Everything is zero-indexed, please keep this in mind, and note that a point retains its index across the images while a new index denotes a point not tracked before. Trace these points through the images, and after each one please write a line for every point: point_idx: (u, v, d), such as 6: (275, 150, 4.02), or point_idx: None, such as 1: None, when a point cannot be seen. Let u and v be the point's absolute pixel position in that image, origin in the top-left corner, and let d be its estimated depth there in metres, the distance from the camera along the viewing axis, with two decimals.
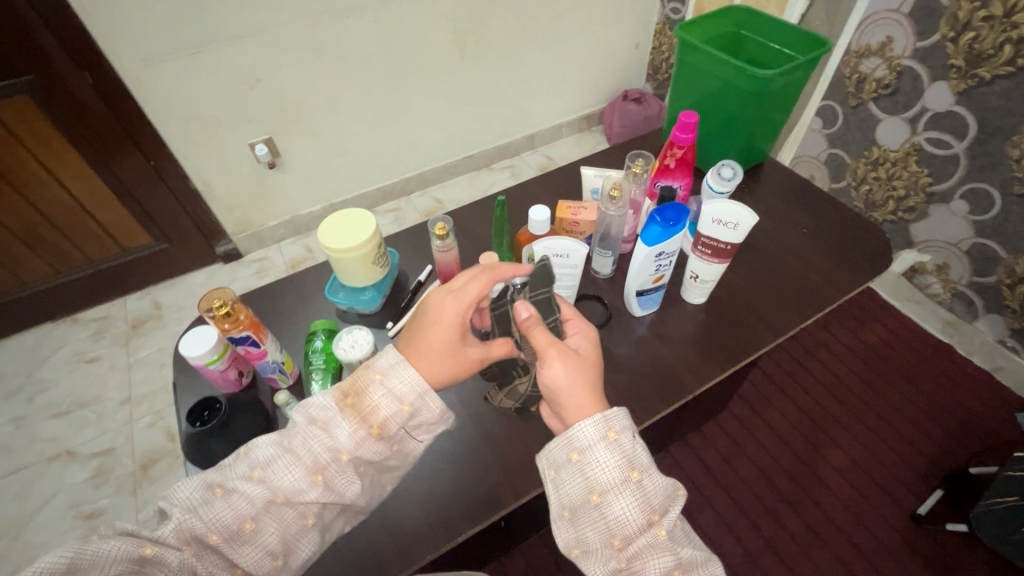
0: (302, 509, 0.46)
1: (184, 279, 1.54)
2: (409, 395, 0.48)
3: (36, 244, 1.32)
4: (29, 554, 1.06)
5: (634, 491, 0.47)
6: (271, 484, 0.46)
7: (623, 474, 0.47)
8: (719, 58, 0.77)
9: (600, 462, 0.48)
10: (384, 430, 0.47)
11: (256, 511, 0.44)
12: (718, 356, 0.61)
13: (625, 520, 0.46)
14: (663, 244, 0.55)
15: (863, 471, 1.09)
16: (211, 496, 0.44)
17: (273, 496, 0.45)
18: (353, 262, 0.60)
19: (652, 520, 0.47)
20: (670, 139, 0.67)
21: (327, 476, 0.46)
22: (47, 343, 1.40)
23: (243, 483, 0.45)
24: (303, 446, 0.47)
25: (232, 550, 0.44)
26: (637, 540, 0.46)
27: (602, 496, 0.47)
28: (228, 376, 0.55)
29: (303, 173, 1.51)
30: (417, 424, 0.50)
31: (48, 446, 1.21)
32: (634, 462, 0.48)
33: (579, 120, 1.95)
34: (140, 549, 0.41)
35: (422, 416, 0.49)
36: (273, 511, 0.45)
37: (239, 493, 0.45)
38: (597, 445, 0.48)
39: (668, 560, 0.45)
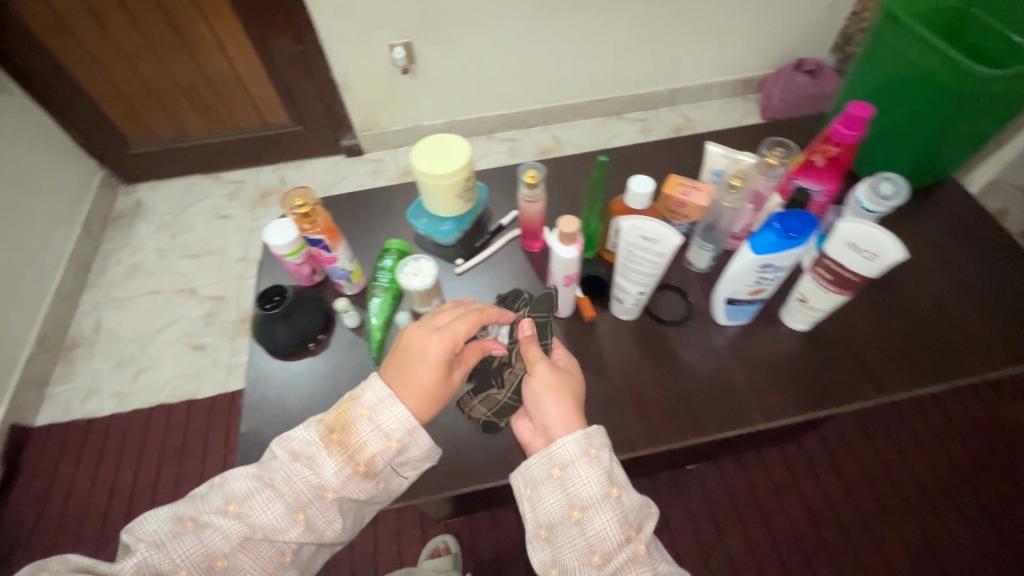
0: (279, 546, 0.46)
1: (309, 163, 1.66)
2: (397, 434, 0.48)
3: (198, 104, 1.48)
4: (149, 363, 1.28)
5: (613, 507, 0.44)
6: (246, 519, 0.46)
7: (601, 489, 0.45)
8: (928, 40, 0.63)
9: (579, 478, 0.45)
10: (371, 467, 0.48)
11: (231, 547, 0.45)
12: (800, 397, 0.53)
13: (605, 537, 0.43)
14: (774, 257, 0.46)
15: (936, 556, 0.95)
16: (184, 531, 0.45)
17: (250, 534, 0.45)
18: (437, 191, 0.59)
19: (630, 536, 0.43)
20: (827, 131, 0.55)
21: (309, 512, 0.47)
22: (194, 192, 1.60)
23: (219, 519, 0.45)
24: (284, 480, 0.47)
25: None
26: (616, 557, 0.42)
27: (580, 513, 0.44)
28: (302, 271, 0.59)
29: (432, 84, 1.51)
30: (404, 461, 0.50)
31: (178, 280, 1.42)
32: (613, 478, 0.45)
33: (735, 84, 1.72)
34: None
35: (410, 454, 0.50)
36: (249, 547, 0.45)
37: (213, 527, 0.45)
38: (577, 460, 0.46)
39: None
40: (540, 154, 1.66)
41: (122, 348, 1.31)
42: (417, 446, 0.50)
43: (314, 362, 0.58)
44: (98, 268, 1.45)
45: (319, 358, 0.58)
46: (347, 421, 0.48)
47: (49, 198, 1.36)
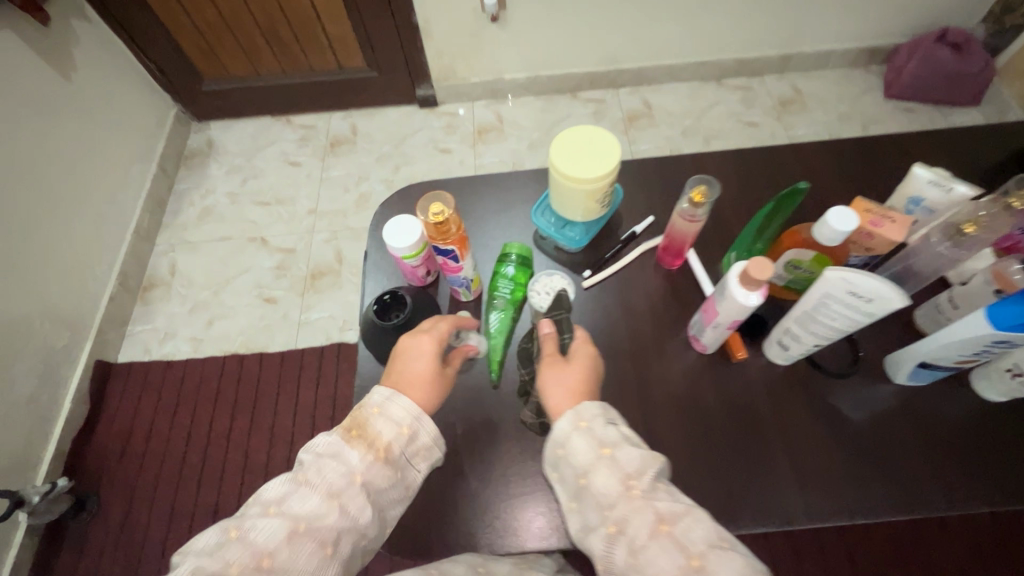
0: (325, 536, 0.39)
1: (381, 112, 1.57)
2: (407, 414, 0.44)
3: (274, 44, 1.40)
4: (221, 311, 1.29)
5: (608, 466, 0.40)
6: (287, 511, 0.40)
7: (591, 450, 0.40)
8: None
9: (574, 451, 0.41)
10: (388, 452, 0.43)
11: (277, 543, 0.38)
12: (992, 483, 0.45)
13: (608, 494, 0.39)
14: (1018, 335, 0.37)
15: None
16: (227, 538, 0.38)
17: (295, 524, 0.39)
18: (574, 196, 0.52)
19: (631, 484, 0.38)
20: None
21: (340, 501, 0.41)
22: (265, 135, 1.56)
23: (260, 518, 0.39)
24: (314, 472, 0.42)
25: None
26: (619, 509, 0.37)
27: (583, 477, 0.40)
28: (417, 273, 0.53)
29: (519, 35, 1.38)
30: (414, 451, 0.45)
31: (249, 228, 1.41)
32: (603, 440, 0.41)
33: (859, 53, 1.51)
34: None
35: (417, 446, 0.45)
36: (296, 541, 0.39)
37: (256, 529, 0.39)
38: (571, 435, 0.42)
39: (651, 519, 0.36)
40: (627, 119, 1.52)
41: (196, 293, 1.32)
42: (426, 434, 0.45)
43: None
44: (172, 207, 1.45)
45: None
46: (362, 411, 0.44)
47: (127, 135, 1.33)
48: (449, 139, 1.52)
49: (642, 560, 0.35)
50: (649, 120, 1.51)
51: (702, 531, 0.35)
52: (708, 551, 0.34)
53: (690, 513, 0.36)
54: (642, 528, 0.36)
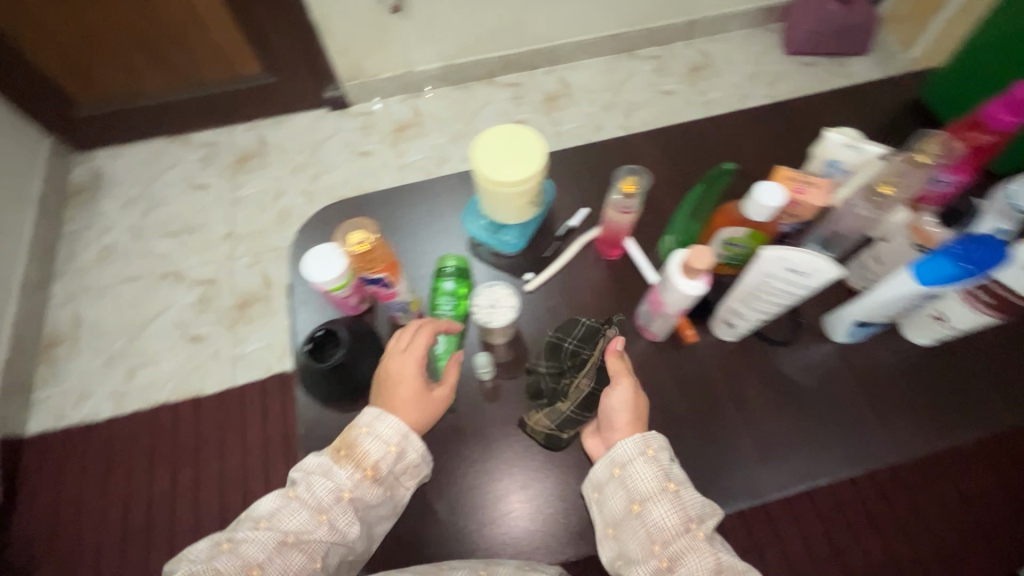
0: (313, 553, 0.40)
1: (290, 119, 1.46)
2: (393, 433, 0.43)
3: (154, 56, 1.26)
4: (142, 358, 1.18)
5: (672, 502, 0.41)
6: (277, 525, 0.40)
7: (658, 483, 0.42)
8: None
9: (637, 476, 0.42)
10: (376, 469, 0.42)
11: (265, 555, 0.39)
12: (931, 426, 0.49)
13: (665, 529, 0.40)
14: (942, 287, 0.39)
15: (973, 515, 0.96)
16: (217, 551, 0.39)
17: (283, 536, 0.39)
18: (505, 200, 0.49)
19: (691, 526, 0.40)
20: (974, 116, 0.47)
21: (328, 516, 0.41)
22: (160, 159, 1.41)
23: (247, 535, 0.40)
24: (304, 485, 0.42)
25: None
26: (675, 543, 0.39)
27: (640, 504, 0.42)
28: (350, 302, 0.49)
29: (425, 23, 1.31)
30: (404, 469, 0.44)
31: (160, 263, 1.28)
32: (669, 478, 0.42)
33: (757, 12, 1.55)
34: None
35: (408, 463, 0.44)
36: (287, 552, 0.39)
37: (245, 543, 0.39)
38: (636, 459, 0.43)
39: (709, 563, 0.38)
40: (547, 101, 1.50)
41: (109, 344, 1.19)
42: (411, 451, 0.44)
43: None
44: (64, 252, 1.29)
45: None
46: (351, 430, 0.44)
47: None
48: (368, 141, 1.44)
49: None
50: (569, 99, 1.50)
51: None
52: None
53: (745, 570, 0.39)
54: (698, 568, 0.38)
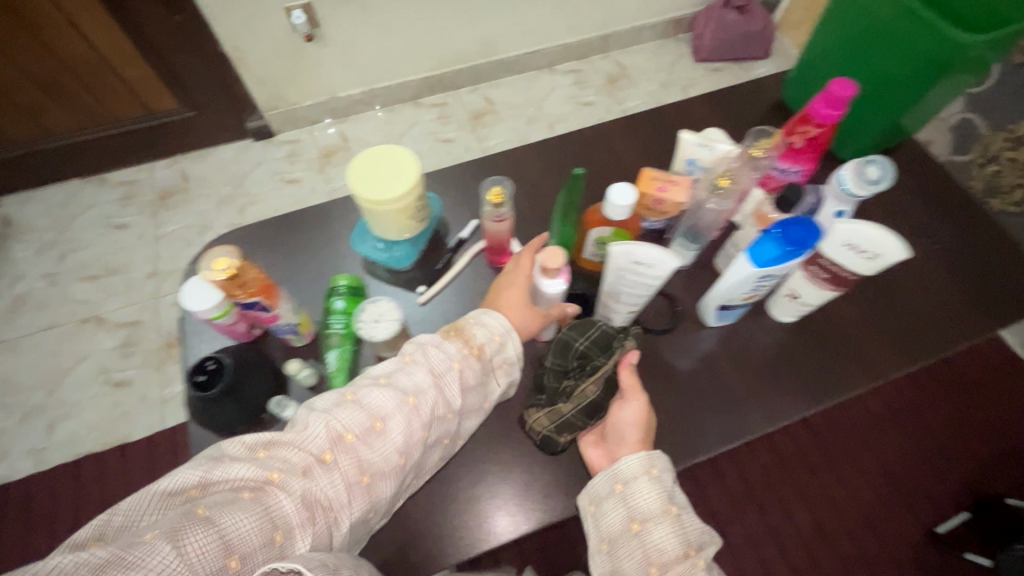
0: (424, 419, 0.43)
1: (212, 152, 1.44)
2: (501, 325, 0.48)
3: (61, 96, 1.23)
4: (63, 410, 1.12)
5: (672, 525, 0.43)
6: (365, 405, 0.42)
7: (658, 505, 0.43)
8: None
9: (639, 494, 0.44)
10: (483, 350, 0.47)
11: (387, 413, 0.42)
12: (798, 396, 0.52)
13: (663, 550, 0.42)
14: (775, 267, 0.42)
15: (891, 480, 1.01)
16: (342, 402, 0.42)
17: (405, 397, 0.42)
18: (386, 217, 0.51)
19: (690, 552, 0.41)
20: (805, 111, 0.51)
21: (441, 383, 0.45)
22: (76, 200, 1.36)
23: (371, 389, 0.43)
24: (422, 353, 0.45)
25: (363, 452, 0.40)
26: (672, 567, 0.41)
27: (638, 525, 0.43)
28: (238, 329, 0.50)
29: (342, 49, 1.32)
30: (498, 363, 0.49)
31: (80, 308, 1.23)
32: (671, 501, 0.44)
33: (667, 24, 1.63)
34: (266, 474, 0.37)
35: (500, 360, 0.49)
36: (376, 434, 0.41)
37: (369, 397, 0.42)
38: (639, 478, 0.45)
39: None
40: (473, 118, 1.52)
41: (26, 398, 1.13)
42: (513, 348, 0.49)
43: None
44: None
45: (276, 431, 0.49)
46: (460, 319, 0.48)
47: None
48: (294, 169, 1.43)
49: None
50: (494, 115, 1.53)
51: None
52: None
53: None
54: None
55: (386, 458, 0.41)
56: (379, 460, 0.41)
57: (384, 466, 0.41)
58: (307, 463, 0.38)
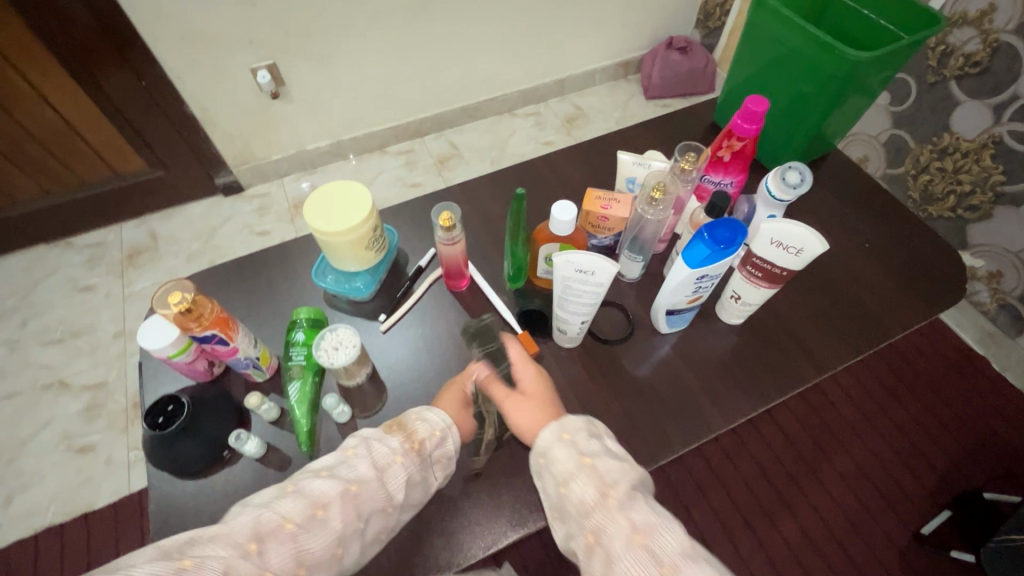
0: (366, 509, 0.41)
1: (181, 210, 1.44)
2: (440, 421, 0.47)
3: (25, 163, 1.23)
4: (22, 481, 1.07)
5: (590, 476, 0.41)
6: (304, 493, 0.40)
7: (554, 489, 0.43)
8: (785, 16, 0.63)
9: (554, 458, 0.43)
10: (422, 448, 0.45)
11: (329, 499, 0.40)
12: (752, 393, 0.54)
13: (585, 502, 0.41)
14: (709, 267, 0.46)
15: (870, 482, 1.02)
16: (282, 491, 0.40)
17: (347, 485, 0.41)
18: (342, 248, 0.53)
19: (606, 492, 0.40)
20: (728, 126, 0.56)
21: (384, 475, 0.43)
22: (41, 266, 1.35)
23: (310, 478, 0.41)
24: (364, 446, 0.44)
25: (299, 541, 0.38)
26: (594, 515, 0.40)
27: (557, 513, 0.43)
28: (197, 367, 0.49)
29: (306, 105, 1.37)
30: (439, 458, 0.46)
31: (41, 373, 1.19)
32: (559, 474, 0.42)
33: (616, 67, 1.73)
34: (178, 561, 0.34)
35: (443, 453, 0.47)
36: (313, 526, 0.39)
37: (310, 485, 0.41)
38: (553, 446, 0.44)
39: (625, 525, 0.38)
40: (438, 162, 1.57)
41: None
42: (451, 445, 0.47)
43: (231, 474, 0.48)
44: None
45: (237, 467, 0.49)
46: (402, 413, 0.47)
47: None
48: (264, 221, 1.43)
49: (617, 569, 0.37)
50: (459, 158, 1.58)
51: (672, 540, 0.37)
52: (678, 558, 0.36)
53: (662, 523, 0.38)
54: (616, 532, 0.38)
55: (322, 548, 0.39)
56: (310, 553, 0.38)
57: (320, 559, 0.39)
58: (232, 555, 0.35)
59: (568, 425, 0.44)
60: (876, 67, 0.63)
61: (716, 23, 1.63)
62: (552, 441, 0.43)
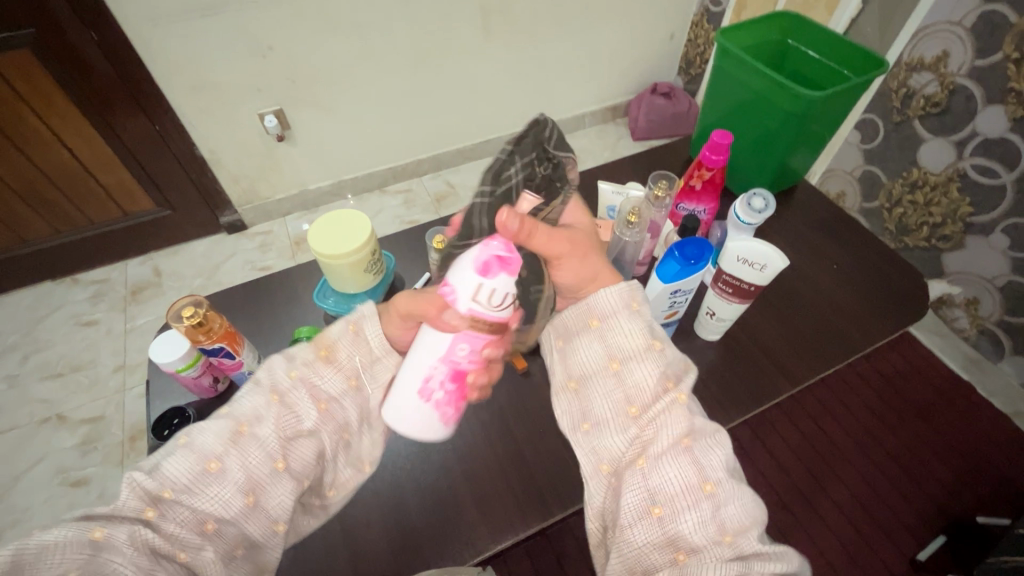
0: (267, 447, 0.42)
1: (186, 248, 1.49)
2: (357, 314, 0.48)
3: (38, 203, 1.29)
4: (14, 516, 1.06)
5: (653, 361, 0.43)
6: (198, 448, 0.40)
7: (601, 360, 0.45)
8: (748, 62, 0.70)
9: (617, 330, 0.45)
10: (332, 350, 0.47)
11: (221, 451, 0.41)
12: (730, 405, 0.56)
13: (643, 389, 0.42)
14: (681, 282, 0.50)
15: (865, 510, 1.02)
16: (173, 447, 0.41)
17: (236, 428, 0.41)
18: (342, 271, 0.57)
19: (668, 386, 0.42)
20: (698, 158, 0.61)
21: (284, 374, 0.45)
22: (45, 302, 1.38)
23: (202, 430, 0.41)
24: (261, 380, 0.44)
25: (192, 501, 0.39)
26: (654, 405, 0.41)
27: (582, 381, 0.46)
28: (201, 383, 0.52)
29: (309, 147, 1.44)
30: (361, 359, 0.48)
31: (40, 408, 1.20)
32: (616, 349, 0.44)
33: (605, 111, 1.82)
34: (89, 535, 0.36)
35: (372, 352, 0.49)
36: (210, 478, 0.40)
37: (200, 438, 0.41)
38: (619, 313, 0.45)
39: (681, 426, 0.40)
40: (435, 201, 1.63)
41: None
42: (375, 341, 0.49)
43: None
44: None
45: None
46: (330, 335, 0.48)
47: None
48: (266, 258, 1.48)
49: (654, 464, 0.39)
50: (455, 197, 1.64)
51: (717, 460, 0.39)
52: (723, 479, 0.38)
53: (715, 441, 0.40)
54: (671, 423, 0.40)
55: (226, 500, 0.40)
56: (216, 507, 0.39)
57: (228, 504, 0.40)
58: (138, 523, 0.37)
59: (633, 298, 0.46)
60: (833, 105, 0.69)
61: (697, 70, 1.73)
62: (618, 309, 0.44)
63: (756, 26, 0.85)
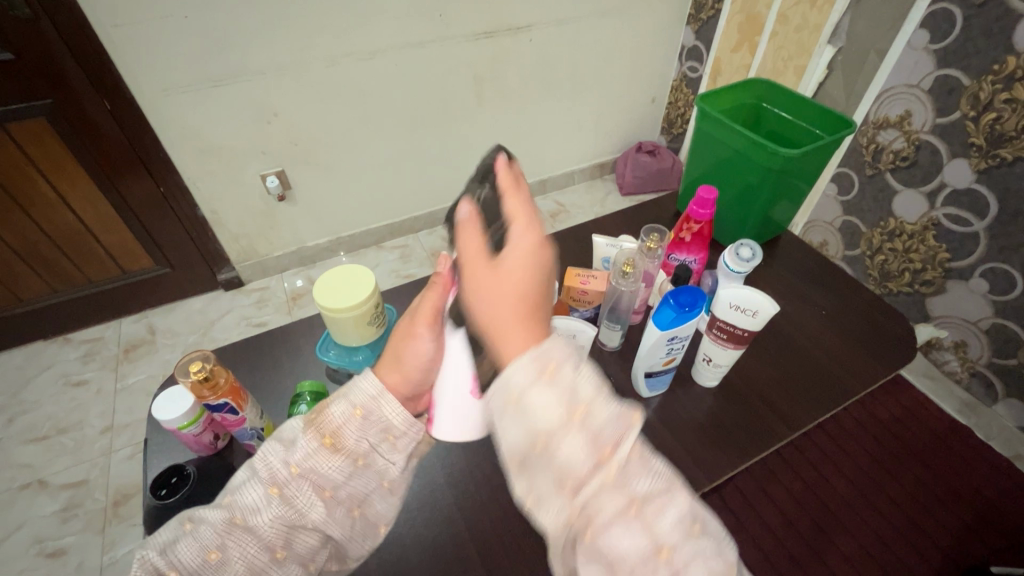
0: (274, 529, 0.41)
1: (182, 305, 1.50)
2: (364, 396, 0.45)
3: (37, 262, 1.30)
4: None
5: (580, 433, 0.31)
6: (208, 531, 0.40)
7: (522, 439, 0.32)
8: (725, 123, 0.75)
9: (533, 407, 0.32)
10: (338, 439, 0.43)
11: (225, 537, 0.40)
12: (731, 451, 0.56)
13: (574, 466, 0.31)
14: (677, 328, 0.52)
15: (876, 562, 0.99)
16: (180, 532, 0.40)
17: (233, 516, 0.40)
18: (346, 323, 0.58)
19: (603, 457, 0.31)
20: (686, 212, 0.65)
21: (287, 452, 0.43)
22: (35, 362, 1.36)
23: (211, 510, 0.41)
24: (268, 455, 0.43)
25: None
26: (587, 488, 0.30)
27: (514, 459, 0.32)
28: (202, 440, 0.52)
29: (308, 206, 1.48)
30: (382, 434, 0.45)
31: (20, 473, 1.16)
32: (533, 426, 0.31)
33: (593, 168, 1.91)
34: None
35: (389, 422, 0.45)
36: (221, 562, 0.39)
37: (206, 522, 0.40)
38: (530, 387, 0.32)
39: (622, 501, 0.30)
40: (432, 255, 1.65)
41: None
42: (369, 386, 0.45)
43: None
44: None
45: None
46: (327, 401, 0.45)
47: None
48: (263, 314, 1.48)
49: (601, 544, 0.29)
50: None
51: (671, 518, 0.30)
52: (680, 544, 0.30)
53: (666, 492, 0.31)
54: (612, 510, 0.30)
55: None
56: None
57: None
58: None
59: (553, 361, 0.33)
60: (806, 161, 0.74)
61: (678, 130, 1.84)
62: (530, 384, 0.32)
63: (732, 91, 0.92)
